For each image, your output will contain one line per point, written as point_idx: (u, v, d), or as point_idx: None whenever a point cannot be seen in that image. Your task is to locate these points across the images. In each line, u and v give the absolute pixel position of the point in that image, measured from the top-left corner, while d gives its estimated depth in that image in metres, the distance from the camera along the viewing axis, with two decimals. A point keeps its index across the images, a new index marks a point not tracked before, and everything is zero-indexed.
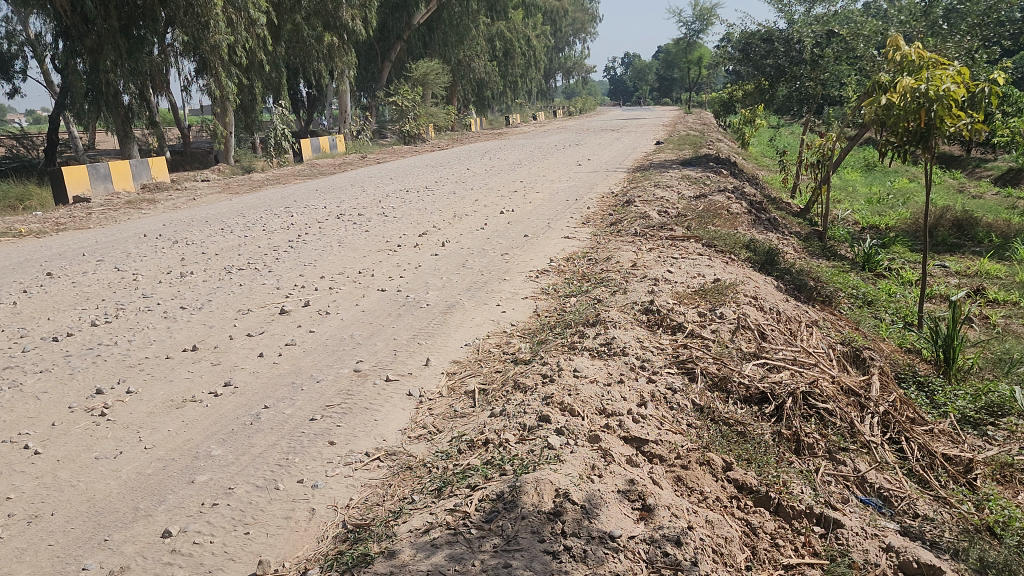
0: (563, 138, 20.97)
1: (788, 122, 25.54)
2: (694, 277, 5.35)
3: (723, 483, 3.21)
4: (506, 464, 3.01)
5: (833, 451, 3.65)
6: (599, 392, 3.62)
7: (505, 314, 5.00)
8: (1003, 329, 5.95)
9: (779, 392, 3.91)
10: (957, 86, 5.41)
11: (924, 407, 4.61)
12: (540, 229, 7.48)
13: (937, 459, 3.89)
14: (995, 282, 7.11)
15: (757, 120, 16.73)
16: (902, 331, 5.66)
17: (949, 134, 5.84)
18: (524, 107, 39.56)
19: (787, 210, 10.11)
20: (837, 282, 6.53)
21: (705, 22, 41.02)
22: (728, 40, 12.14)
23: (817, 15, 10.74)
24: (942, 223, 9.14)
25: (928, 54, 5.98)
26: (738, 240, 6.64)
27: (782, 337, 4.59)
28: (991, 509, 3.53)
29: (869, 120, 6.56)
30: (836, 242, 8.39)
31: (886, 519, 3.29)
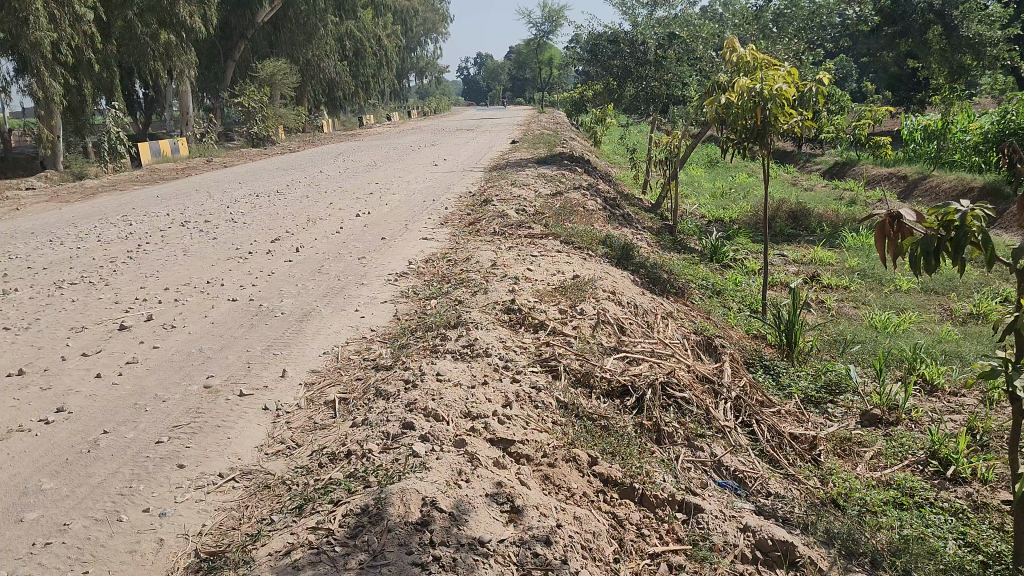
0: (420, 138, 20.83)
1: (636, 121, 26.48)
2: (554, 274, 5.41)
3: (590, 478, 3.24)
4: (370, 475, 2.91)
5: (691, 438, 3.77)
6: (463, 395, 3.57)
7: (364, 319, 4.87)
8: (837, 312, 6.38)
9: (639, 384, 4.01)
10: (787, 86, 5.76)
11: (771, 389, 4.84)
12: (398, 231, 7.36)
13: (784, 439, 4.11)
14: (828, 269, 7.62)
15: (607, 120, 17.18)
16: (749, 318, 5.96)
17: (782, 131, 6.19)
18: (378, 107, 38.97)
19: (639, 205, 10.43)
20: (687, 274, 6.79)
21: (554, 23, 41.80)
22: (577, 40, 12.39)
23: (658, 18, 11.29)
24: (779, 215, 9.71)
25: (761, 56, 6.29)
26: (594, 236, 6.77)
27: (639, 330, 4.71)
28: (834, 483, 3.78)
29: (710, 118, 6.86)
30: (686, 235, 8.72)
31: (743, 500, 3.44)
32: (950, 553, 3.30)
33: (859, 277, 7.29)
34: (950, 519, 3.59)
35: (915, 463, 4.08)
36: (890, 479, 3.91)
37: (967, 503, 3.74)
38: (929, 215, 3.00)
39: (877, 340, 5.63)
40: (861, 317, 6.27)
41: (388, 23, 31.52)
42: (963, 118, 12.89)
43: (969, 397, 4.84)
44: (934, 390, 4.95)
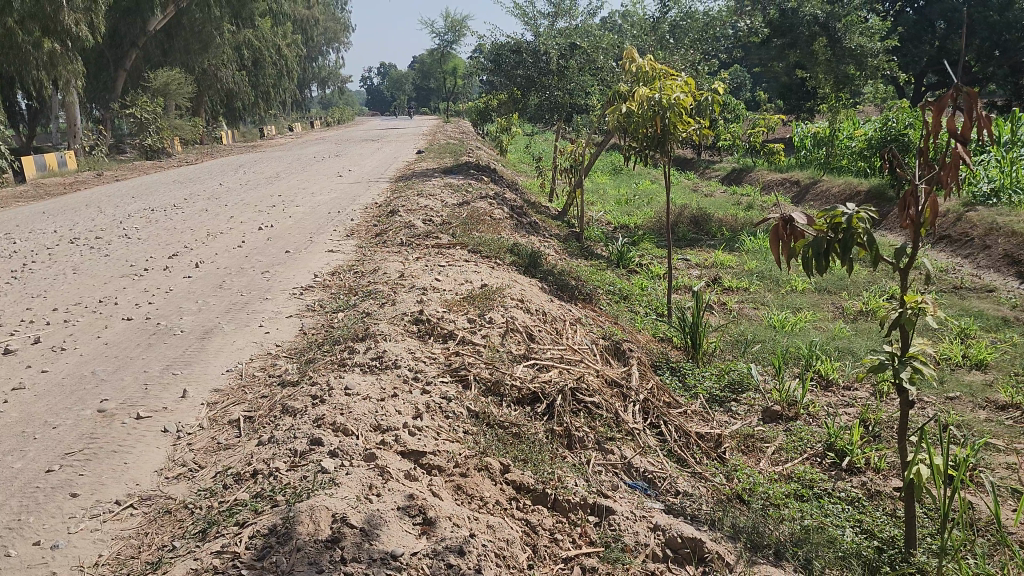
0: (324, 149, 20.49)
1: (541, 130, 26.76)
2: (463, 283, 5.41)
3: (502, 487, 3.24)
4: (278, 494, 2.83)
5: (601, 441, 3.83)
6: (372, 408, 3.52)
7: (269, 335, 4.75)
8: (738, 313, 6.60)
9: (549, 391, 4.05)
10: (684, 95, 5.94)
11: (677, 390, 4.97)
12: (303, 244, 7.22)
13: (691, 438, 4.22)
14: (729, 271, 7.88)
15: (512, 129, 17.31)
16: (655, 321, 6.10)
17: (681, 138, 6.38)
18: (279, 118, 38.15)
19: (547, 213, 10.54)
20: (595, 280, 6.90)
21: (458, 34, 41.88)
22: (480, 51, 12.44)
23: (560, 29, 11.48)
24: (682, 221, 9.99)
25: (659, 66, 6.45)
26: (501, 244, 6.81)
27: (548, 337, 4.75)
28: (738, 479, 3.91)
29: (611, 126, 7.01)
30: (592, 241, 8.87)
31: (653, 500, 3.51)
32: (848, 540, 3.46)
33: (757, 278, 7.57)
34: (847, 507, 3.77)
35: (814, 456, 4.27)
36: (791, 473, 4.07)
37: (862, 492, 3.93)
38: (818, 217, 3.14)
39: (776, 339, 5.85)
40: (761, 317, 6.50)
41: (288, 32, 30.94)
42: (849, 126, 13.57)
43: (861, 390, 5.09)
44: (829, 384, 5.18)
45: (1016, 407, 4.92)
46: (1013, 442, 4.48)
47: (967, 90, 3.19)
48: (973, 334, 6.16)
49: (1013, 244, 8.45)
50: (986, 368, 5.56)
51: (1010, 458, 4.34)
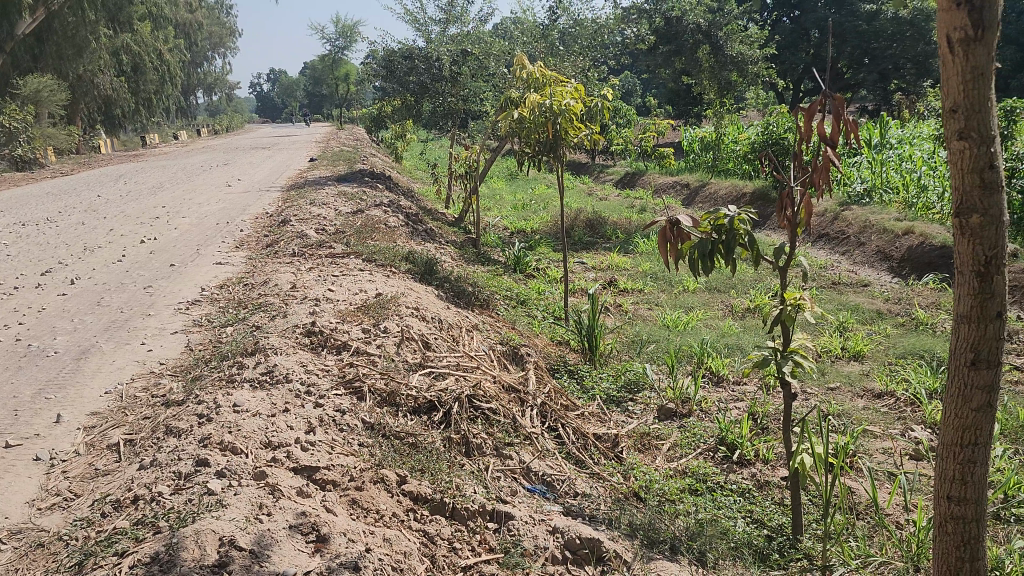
0: (212, 158, 19.82)
1: (436, 136, 26.66)
2: (357, 293, 5.32)
3: (399, 498, 3.20)
4: (161, 520, 2.71)
5: (499, 447, 3.85)
6: (262, 424, 3.42)
7: (152, 352, 4.56)
8: (633, 313, 6.75)
9: (445, 399, 4.03)
10: (574, 101, 6.08)
11: (575, 392, 5.03)
12: (189, 257, 6.96)
13: (588, 440, 4.28)
14: (624, 273, 8.05)
15: (407, 136, 17.19)
16: (552, 324, 6.16)
17: (572, 144, 6.48)
18: (163, 126, 36.64)
19: (443, 219, 10.50)
20: (492, 286, 6.92)
21: (349, 39, 41.35)
22: (372, 57, 12.28)
23: (451, 35, 11.50)
24: (577, 224, 10.13)
25: (549, 73, 6.52)
26: (397, 252, 6.74)
27: (445, 344, 4.72)
28: (635, 478, 4.00)
29: (504, 132, 7.04)
30: (489, 247, 8.89)
31: (552, 503, 3.54)
32: (740, 530, 3.58)
33: (651, 279, 7.75)
34: (738, 499, 3.90)
35: (707, 450, 4.40)
36: (685, 468, 4.18)
37: (752, 483, 4.07)
38: (703, 219, 3.23)
39: (669, 339, 6.00)
40: (654, 318, 6.66)
41: (169, 37, 29.77)
42: (734, 131, 14.10)
43: (749, 385, 5.29)
44: (720, 380, 5.36)
45: (890, 394, 5.22)
46: (888, 427, 4.75)
47: (835, 97, 3.36)
48: (851, 327, 6.50)
49: (885, 240, 8.97)
50: (863, 359, 5.88)
51: (886, 444, 4.60)
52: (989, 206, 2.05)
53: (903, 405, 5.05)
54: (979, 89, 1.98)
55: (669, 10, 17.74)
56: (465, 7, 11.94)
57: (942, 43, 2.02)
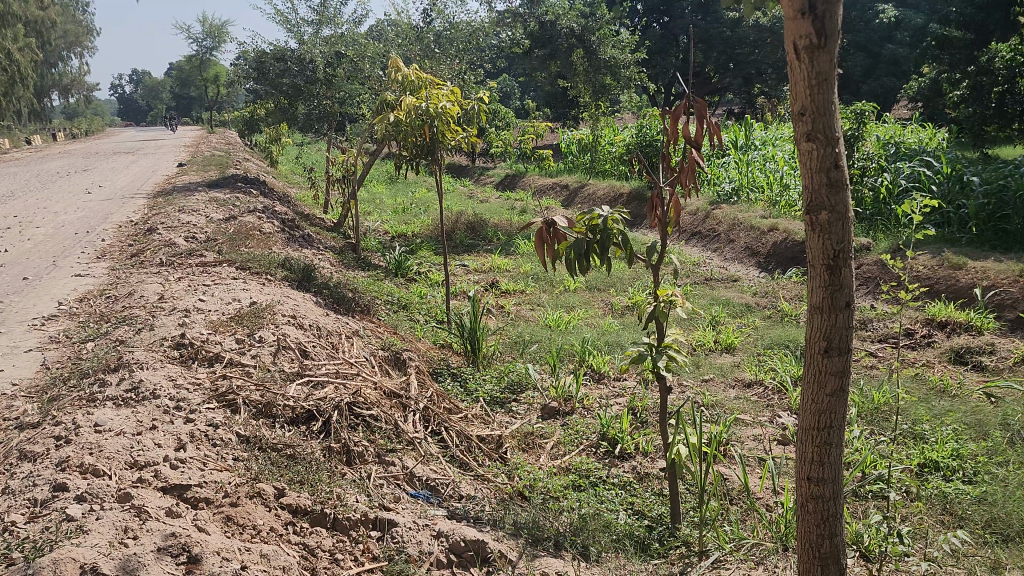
0: (71, 163, 18.70)
1: (312, 140, 26.13)
2: (230, 302, 5.14)
3: (277, 512, 3.11)
4: (13, 551, 2.53)
5: (381, 454, 3.81)
6: (127, 443, 3.25)
7: (4, 373, 4.25)
8: (515, 314, 6.82)
9: (324, 407, 3.96)
10: (450, 104, 6.10)
11: (459, 394, 5.03)
12: (44, 269, 6.55)
13: (472, 442, 4.29)
14: (505, 275, 8.12)
15: (282, 139, 16.76)
16: (435, 328, 6.14)
17: (449, 146, 6.49)
18: (14, 130, 34.26)
19: (321, 224, 10.29)
20: (372, 290, 6.84)
21: (218, 39, 39.91)
22: (241, 58, 11.90)
23: (324, 36, 11.31)
24: (458, 227, 10.16)
25: (424, 76, 6.50)
26: (272, 259, 6.56)
27: (323, 352, 4.63)
28: (519, 477, 4.05)
29: (381, 134, 6.96)
30: (369, 252, 8.78)
31: (437, 507, 3.54)
32: (622, 522, 3.68)
33: (532, 280, 7.86)
34: (620, 492, 3.99)
35: (589, 446, 4.50)
36: (569, 465, 4.26)
37: (632, 476, 4.19)
38: (577, 220, 3.30)
39: (551, 338, 6.09)
40: (536, 318, 6.74)
41: (18, 36, 27.84)
42: (610, 133, 14.48)
43: (628, 380, 5.44)
44: (601, 377, 5.49)
45: (759, 383, 5.48)
46: (758, 415, 4.99)
47: (698, 101, 3.50)
48: (722, 320, 6.79)
49: (752, 237, 9.42)
50: (734, 351, 6.15)
51: (756, 431, 4.82)
52: (835, 204, 2.18)
53: (772, 393, 5.31)
54: (823, 94, 2.10)
55: (543, 15, 18.02)
56: (338, 8, 11.76)
57: (790, 50, 2.14)
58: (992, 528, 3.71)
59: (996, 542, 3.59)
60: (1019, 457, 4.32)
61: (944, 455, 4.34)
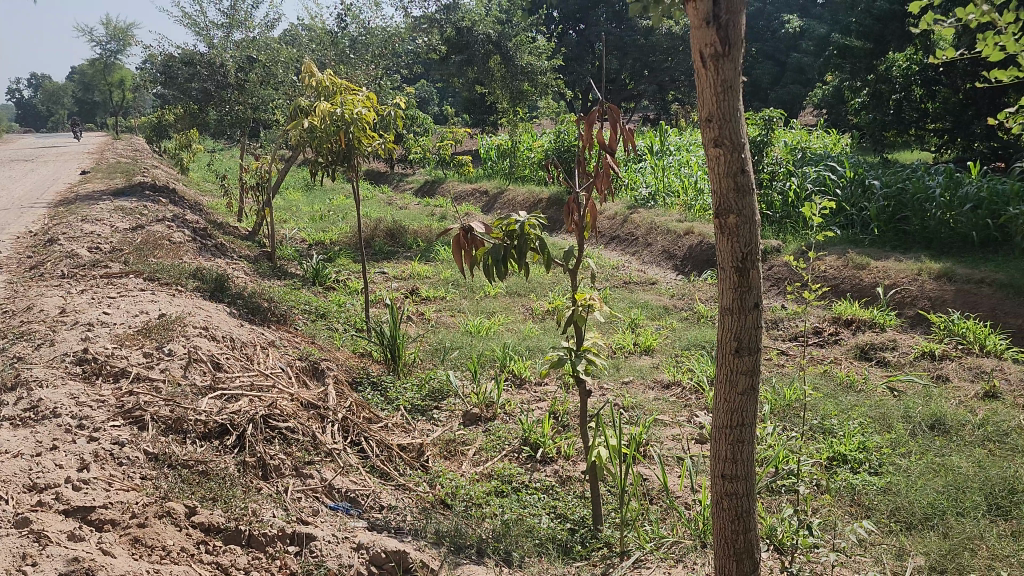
0: None
1: (225, 147, 25.48)
2: (138, 315, 4.95)
3: (188, 531, 3.00)
4: None
5: (299, 467, 3.73)
6: (25, 466, 3.10)
7: None
8: (436, 321, 6.79)
9: (238, 421, 3.85)
10: (366, 110, 6.04)
11: (379, 403, 4.97)
12: None
13: (393, 451, 4.25)
14: (425, 281, 8.08)
15: (192, 146, 16.29)
16: (354, 337, 6.05)
17: (366, 153, 6.42)
18: None
19: (235, 232, 10.04)
20: (289, 300, 6.70)
21: (123, 42, 38.55)
22: (148, 62, 11.52)
23: (236, 40, 11.04)
24: (377, 234, 10.06)
25: (339, 81, 6.41)
26: (183, 270, 6.35)
27: (237, 364, 4.51)
28: (441, 485, 4.02)
29: (295, 140, 6.83)
30: (285, 260, 8.61)
31: (357, 519, 3.49)
32: (545, 527, 3.69)
33: (452, 286, 7.84)
34: (542, 496, 4.01)
35: (511, 452, 4.51)
36: (491, 471, 4.25)
37: (554, 479, 4.21)
38: (494, 225, 3.30)
39: (471, 344, 6.08)
40: (457, 325, 6.71)
41: None
42: (528, 139, 14.58)
43: (550, 384, 5.47)
44: (522, 382, 5.51)
45: (677, 383, 5.59)
46: (676, 415, 5.09)
47: (612, 106, 3.55)
48: (641, 323, 6.91)
49: (668, 240, 9.62)
50: (652, 353, 6.27)
51: (675, 430, 4.91)
52: (742, 208, 2.24)
53: (689, 393, 5.42)
54: (728, 100, 2.16)
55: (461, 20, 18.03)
56: (250, 12, 11.51)
57: (697, 58, 2.19)
58: (896, 516, 3.87)
59: (900, 530, 3.75)
60: (920, 448, 4.53)
61: (852, 447, 4.50)
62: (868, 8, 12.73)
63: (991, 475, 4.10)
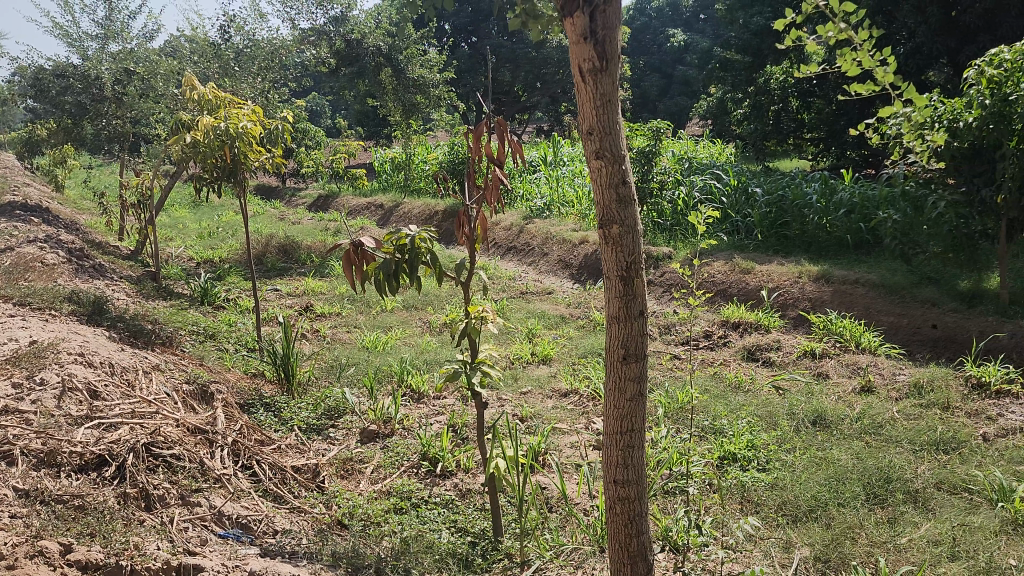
0: None
1: (104, 163, 24.38)
2: (6, 344, 4.66)
3: (63, 570, 2.82)
4: None
5: (185, 495, 3.59)
6: None
7: None
8: (331, 337, 6.66)
9: (117, 451, 3.67)
10: (251, 124, 5.91)
11: (272, 424, 4.84)
12: None
13: (287, 473, 4.14)
14: (320, 297, 7.94)
15: (68, 162, 15.53)
16: (245, 357, 5.88)
17: (252, 167, 6.25)
18: None
19: (116, 252, 9.61)
20: (175, 320, 6.44)
21: None
22: (16, 74, 10.93)
23: (112, 52, 10.60)
24: (269, 250, 9.83)
25: (222, 95, 6.25)
26: (57, 293, 6.03)
27: (117, 391, 4.30)
28: (338, 505, 3.94)
29: (178, 155, 6.61)
30: (171, 280, 8.29)
31: (249, 545, 3.39)
32: (445, 541, 3.65)
33: (348, 302, 7.72)
34: (442, 511, 3.98)
35: (410, 467, 4.46)
36: (390, 488, 4.19)
37: (454, 493, 4.19)
38: (384, 241, 3.27)
39: (368, 360, 6.00)
40: (353, 341, 6.60)
41: None
42: (422, 151, 14.54)
43: (447, 398, 5.45)
44: (420, 397, 5.46)
45: (574, 392, 5.66)
46: (574, 422, 5.14)
47: (499, 119, 3.58)
48: (538, 332, 6.98)
49: (564, 249, 9.76)
50: (550, 362, 6.34)
51: (573, 438, 4.97)
52: (624, 217, 2.29)
53: (586, 400, 5.50)
54: (607, 114, 2.20)
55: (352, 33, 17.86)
56: (127, 23, 11.09)
57: (576, 72, 2.23)
58: (783, 510, 4.02)
59: (786, 523, 3.90)
60: (803, 443, 4.74)
61: (741, 446, 4.66)
62: (747, 23, 13.31)
63: (868, 465, 4.33)
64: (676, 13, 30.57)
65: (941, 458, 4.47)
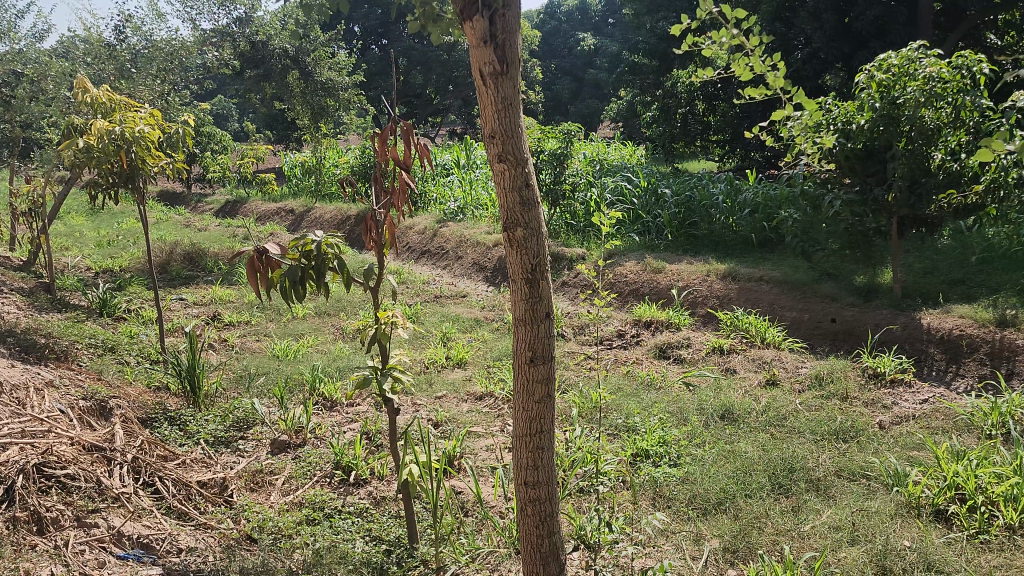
0: None
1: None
2: None
3: None
4: None
5: (81, 516, 3.45)
6: None
7: None
8: (240, 346, 6.49)
9: (5, 473, 3.48)
10: (149, 128, 5.70)
11: (178, 439, 4.67)
12: None
13: (191, 489, 4.01)
14: (229, 305, 7.74)
15: None
16: (148, 370, 5.67)
17: (151, 173, 6.03)
18: None
19: (6, 263, 9.13)
20: (72, 333, 6.15)
21: None
22: None
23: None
24: (173, 258, 9.51)
25: (117, 98, 6.01)
26: None
27: (5, 410, 4.07)
28: (246, 518, 3.84)
29: (70, 161, 6.32)
30: (66, 291, 7.93)
31: (151, 565, 3.27)
32: (359, 551, 3.60)
33: (257, 310, 7.54)
34: (356, 520, 3.91)
35: (323, 477, 4.38)
36: (302, 499, 4.10)
37: (368, 502, 4.13)
38: (289, 248, 3.18)
39: (279, 369, 5.88)
40: (263, 350, 6.45)
41: None
42: (333, 155, 14.34)
43: (361, 405, 5.38)
44: (333, 405, 5.37)
45: (489, 395, 5.67)
46: (489, 426, 5.15)
47: (405, 125, 3.56)
48: (452, 336, 6.97)
49: (478, 252, 9.77)
50: (465, 365, 6.33)
51: (488, 441, 4.97)
52: (528, 220, 2.30)
53: (501, 402, 5.52)
54: (508, 118, 2.21)
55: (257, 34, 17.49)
56: (14, 22, 10.57)
57: (476, 76, 2.22)
58: (693, 504, 4.11)
59: (696, 516, 3.98)
60: (712, 438, 4.86)
61: (653, 443, 4.74)
62: (653, 27, 13.64)
63: (773, 457, 4.48)
64: (584, 18, 31.27)
65: (840, 447, 4.66)
